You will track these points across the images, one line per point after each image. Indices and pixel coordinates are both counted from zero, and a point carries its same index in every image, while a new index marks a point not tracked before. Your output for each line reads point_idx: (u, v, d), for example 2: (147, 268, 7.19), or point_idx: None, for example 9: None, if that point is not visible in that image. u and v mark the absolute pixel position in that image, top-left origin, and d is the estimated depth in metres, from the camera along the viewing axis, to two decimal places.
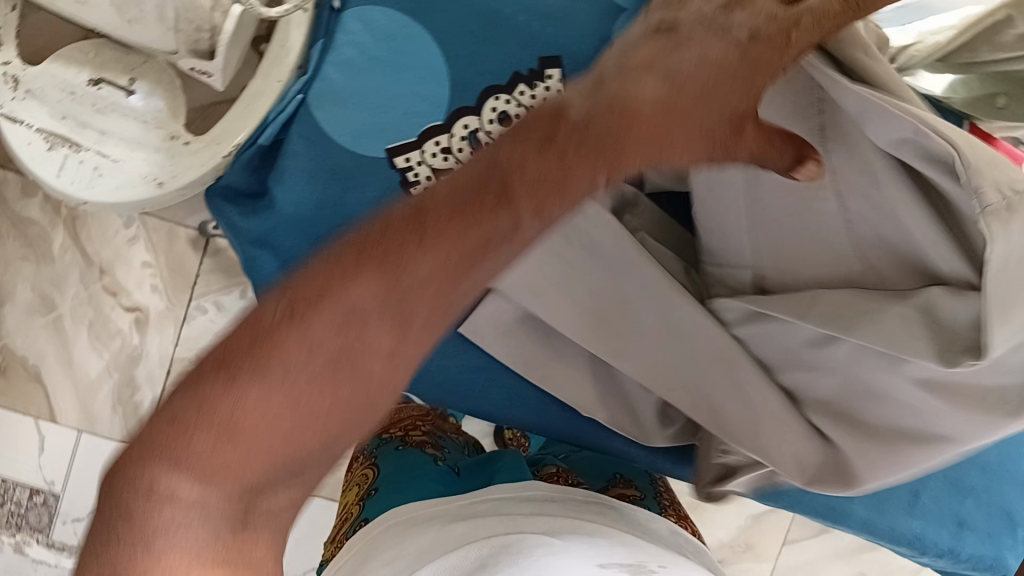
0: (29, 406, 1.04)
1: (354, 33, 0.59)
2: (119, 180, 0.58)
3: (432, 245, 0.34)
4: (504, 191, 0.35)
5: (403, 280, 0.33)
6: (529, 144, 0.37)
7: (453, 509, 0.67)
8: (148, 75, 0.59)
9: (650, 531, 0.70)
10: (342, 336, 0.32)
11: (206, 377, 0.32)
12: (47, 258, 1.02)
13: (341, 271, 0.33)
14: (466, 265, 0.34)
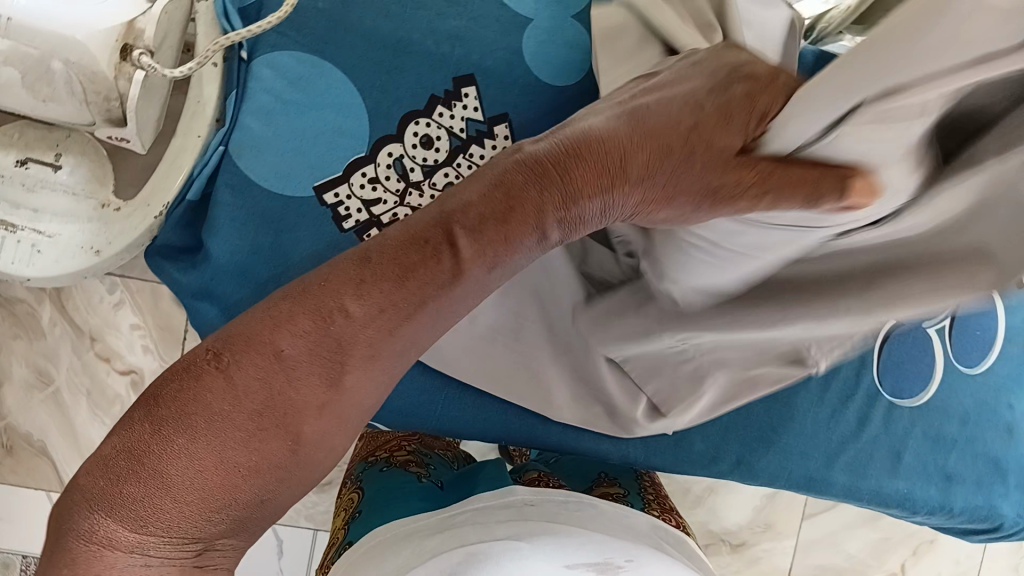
0: (38, 480, 1.10)
1: (266, 79, 0.61)
2: (58, 254, 0.60)
3: (390, 288, 0.35)
4: (500, 215, 0.37)
5: (345, 333, 0.35)
6: (524, 176, 0.37)
7: (431, 519, 0.67)
8: (73, 148, 0.61)
9: (634, 532, 0.70)
10: (309, 360, 0.34)
11: (181, 383, 0.34)
12: (38, 332, 1.07)
13: (314, 302, 0.35)
14: (404, 315, 0.36)
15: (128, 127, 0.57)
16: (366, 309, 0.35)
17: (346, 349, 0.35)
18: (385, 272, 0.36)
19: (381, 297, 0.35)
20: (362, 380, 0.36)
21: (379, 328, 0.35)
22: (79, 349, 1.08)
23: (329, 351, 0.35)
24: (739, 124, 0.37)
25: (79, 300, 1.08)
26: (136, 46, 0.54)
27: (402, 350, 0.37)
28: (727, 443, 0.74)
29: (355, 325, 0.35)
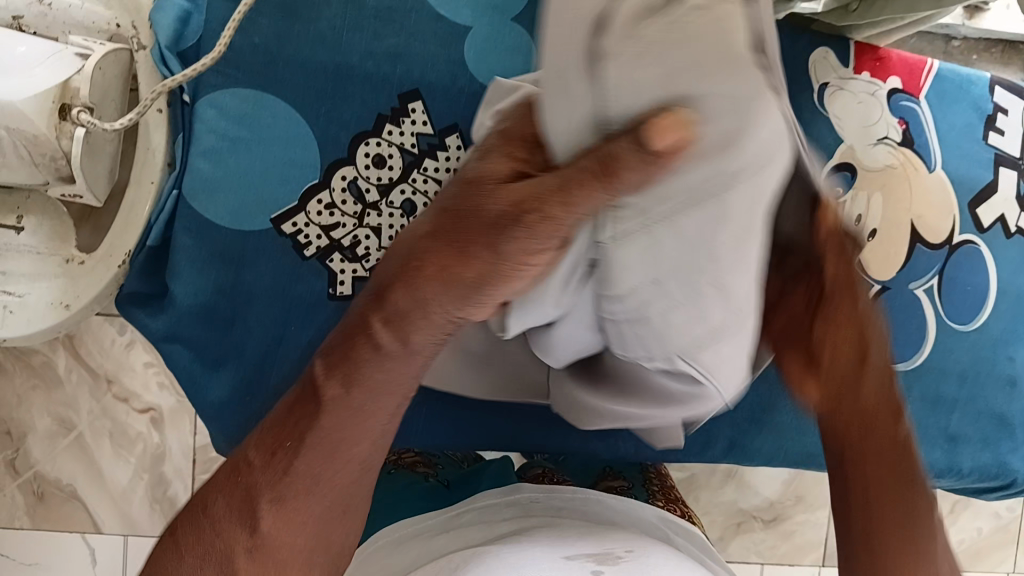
0: (73, 524, 1.13)
1: (210, 120, 0.61)
2: (29, 313, 0.61)
3: (285, 448, 0.44)
4: (344, 359, 0.43)
5: (253, 477, 0.45)
6: (355, 324, 0.44)
7: (436, 519, 0.69)
8: (34, 207, 0.62)
9: (641, 528, 0.71)
10: (231, 506, 0.44)
11: (160, 544, 0.45)
12: (55, 382, 1.10)
13: (239, 467, 0.45)
14: (290, 455, 0.44)
15: (80, 183, 0.58)
16: (260, 455, 0.45)
17: (274, 486, 0.44)
18: (268, 442, 0.44)
19: (273, 447, 0.44)
20: (272, 507, 0.44)
21: (277, 469, 0.44)
22: (97, 393, 1.11)
23: (245, 499, 0.44)
24: (500, 155, 0.39)
25: (91, 345, 1.10)
26: (74, 104, 0.55)
27: (305, 485, 0.44)
28: (718, 428, 0.71)
29: (259, 469, 0.44)
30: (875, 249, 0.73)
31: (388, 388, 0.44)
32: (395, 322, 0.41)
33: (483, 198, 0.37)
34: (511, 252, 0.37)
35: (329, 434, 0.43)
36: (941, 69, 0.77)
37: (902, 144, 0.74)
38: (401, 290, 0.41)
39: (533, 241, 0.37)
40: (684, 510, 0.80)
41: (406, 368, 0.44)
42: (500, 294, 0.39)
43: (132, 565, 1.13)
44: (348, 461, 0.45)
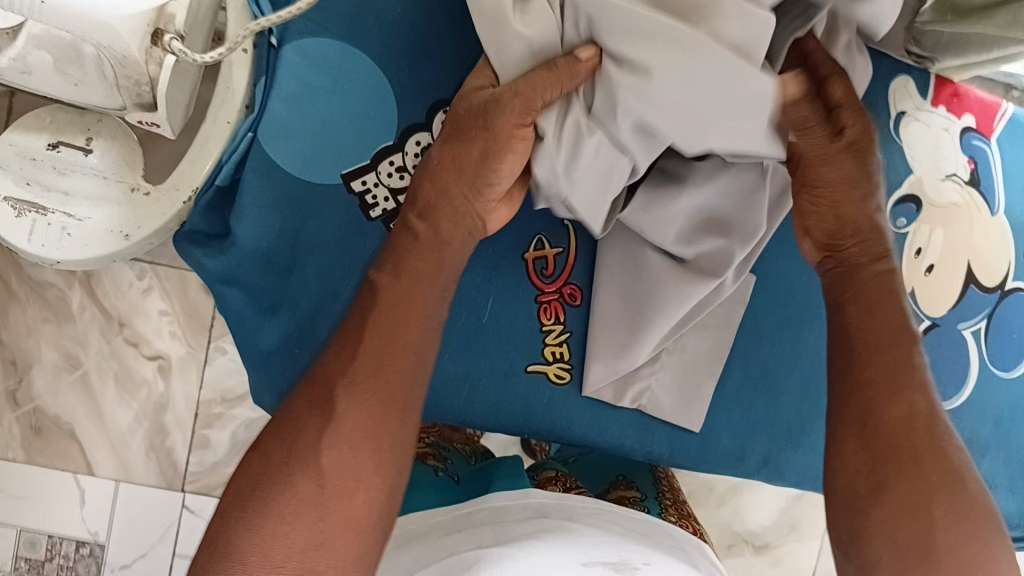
0: (66, 462, 1.11)
1: (293, 65, 0.60)
2: (87, 237, 0.60)
3: (346, 373, 0.47)
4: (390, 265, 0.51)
5: (330, 375, 0.48)
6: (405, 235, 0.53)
7: (449, 522, 0.69)
8: (104, 130, 0.61)
9: (650, 535, 0.69)
10: (283, 444, 0.46)
11: (222, 517, 0.44)
12: (68, 317, 1.09)
13: (287, 415, 0.47)
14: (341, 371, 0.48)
15: (158, 112, 0.57)
16: (303, 395, 0.48)
17: (323, 410, 0.46)
18: (306, 388, 0.48)
19: (319, 384, 0.48)
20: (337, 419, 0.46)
21: (321, 393, 0.47)
22: (108, 334, 1.09)
23: (291, 426, 0.47)
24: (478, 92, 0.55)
25: (108, 285, 1.09)
26: (167, 30, 0.54)
27: (371, 371, 0.47)
28: (755, 441, 0.71)
29: (304, 399, 0.48)
30: (929, 284, 0.73)
31: (417, 280, 0.51)
32: (428, 215, 0.53)
33: (488, 114, 0.50)
34: (502, 127, 0.50)
35: (388, 313, 0.49)
36: (1015, 112, 0.76)
37: (968, 183, 0.74)
38: (427, 185, 0.53)
39: (511, 128, 0.50)
40: (697, 527, 0.79)
41: (441, 258, 0.52)
42: (498, 177, 0.52)
43: (121, 512, 1.12)
44: (397, 360, 0.48)
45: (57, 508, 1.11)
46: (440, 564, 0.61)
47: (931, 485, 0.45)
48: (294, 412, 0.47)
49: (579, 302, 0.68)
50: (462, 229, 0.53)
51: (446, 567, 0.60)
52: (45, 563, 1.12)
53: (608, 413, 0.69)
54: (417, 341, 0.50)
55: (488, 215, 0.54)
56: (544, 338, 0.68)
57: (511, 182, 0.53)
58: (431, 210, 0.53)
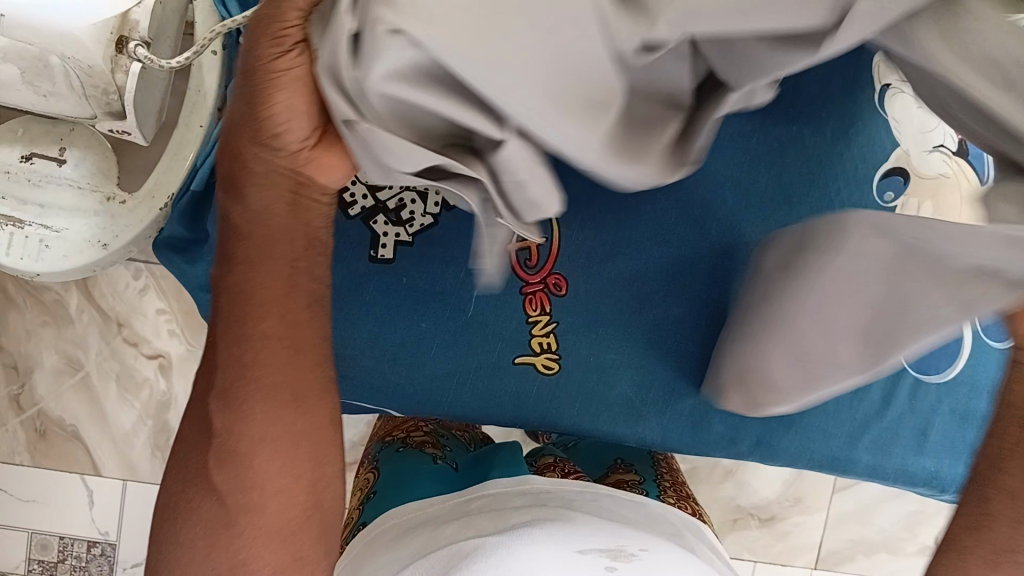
0: (72, 464, 1.12)
1: None
2: (66, 248, 0.61)
3: (227, 361, 0.49)
4: (236, 259, 0.48)
5: (222, 371, 0.49)
6: (243, 242, 0.48)
7: (447, 511, 0.70)
8: (78, 141, 0.60)
9: (648, 522, 0.69)
10: (195, 439, 0.51)
11: (166, 509, 0.51)
12: (67, 320, 1.09)
13: (189, 420, 0.52)
14: (216, 370, 0.50)
15: (129, 120, 0.57)
16: (196, 402, 0.51)
17: (222, 402, 0.49)
18: (202, 392, 0.51)
19: (207, 376, 0.51)
20: (221, 395, 0.49)
21: (209, 393, 0.50)
22: (107, 335, 1.10)
23: (203, 422, 0.50)
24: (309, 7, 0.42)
25: (104, 287, 1.09)
26: (132, 38, 0.53)
27: (240, 367, 0.48)
28: (748, 423, 0.71)
29: (197, 397, 0.51)
30: None
31: (262, 257, 0.47)
32: (236, 186, 0.46)
33: (247, 49, 0.41)
34: (263, 65, 0.40)
35: (246, 299, 0.48)
36: None
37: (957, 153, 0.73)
38: (227, 150, 0.46)
39: (271, 47, 0.39)
40: (695, 508, 0.79)
41: (260, 230, 0.47)
42: (282, 116, 0.42)
43: (129, 511, 1.13)
44: (264, 347, 0.48)
45: (66, 509, 1.13)
46: (438, 554, 0.61)
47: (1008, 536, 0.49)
48: (192, 427, 0.51)
49: (562, 292, 0.67)
50: (282, 185, 0.46)
51: (443, 556, 0.61)
52: (57, 563, 1.13)
53: (598, 403, 0.69)
54: (305, 300, 0.49)
55: (304, 166, 0.45)
56: (530, 329, 0.67)
57: (307, 123, 0.43)
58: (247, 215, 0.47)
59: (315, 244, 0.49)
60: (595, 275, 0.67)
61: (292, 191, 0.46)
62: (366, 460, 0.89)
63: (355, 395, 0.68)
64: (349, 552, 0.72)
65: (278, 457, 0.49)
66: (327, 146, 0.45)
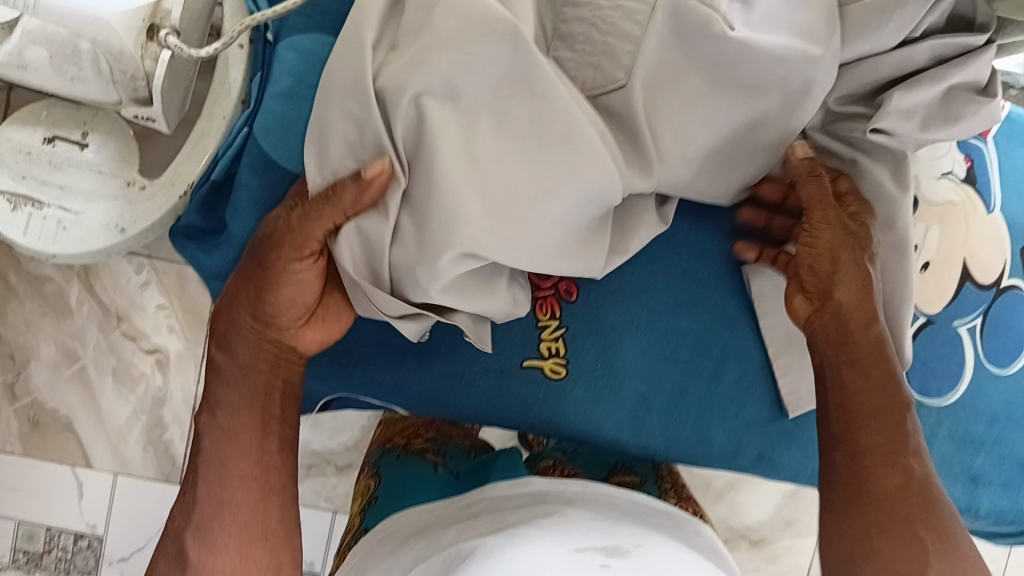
0: (64, 456, 1.12)
1: (290, 61, 0.59)
2: (83, 232, 0.61)
3: (200, 459, 0.58)
4: (218, 376, 0.60)
5: (191, 476, 0.59)
6: (232, 367, 0.60)
7: (449, 516, 0.70)
8: (100, 125, 0.61)
9: (652, 520, 0.69)
10: (170, 532, 0.58)
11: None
12: (66, 311, 1.09)
13: (173, 509, 0.59)
14: (195, 467, 0.58)
15: (154, 107, 0.57)
16: (180, 496, 0.59)
17: (191, 503, 0.57)
18: (182, 484, 0.59)
19: (187, 488, 0.58)
20: (201, 505, 0.57)
21: (185, 490, 0.59)
22: (105, 328, 1.09)
23: (174, 516, 0.59)
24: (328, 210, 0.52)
25: (106, 280, 1.09)
26: (163, 25, 0.53)
27: (216, 469, 0.58)
28: (750, 437, 0.71)
29: (180, 506, 0.58)
30: (926, 282, 0.73)
31: (246, 405, 0.59)
32: (231, 342, 0.60)
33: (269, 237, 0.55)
34: (280, 259, 0.55)
35: (227, 416, 0.59)
36: (1012, 112, 0.77)
37: (964, 180, 0.74)
38: (225, 315, 0.60)
39: (292, 255, 0.54)
40: (695, 510, 0.79)
41: (243, 383, 0.59)
42: (286, 290, 0.56)
43: (119, 506, 1.12)
44: (241, 455, 0.58)
45: (55, 501, 1.12)
46: (436, 556, 0.62)
47: (920, 532, 0.51)
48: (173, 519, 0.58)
49: (573, 298, 0.68)
50: (265, 353, 0.59)
51: (440, 557, 0.61)
52: (43, 555, 1.13)
53: (602, 412, 0.69)
54: (277, 445, 0.59)
55: (298, 339, 0.60)
56: (540, 333, 0.68)
57: (302, 306, 0.58)
58: (229, 347, 0.60)
59: (288, 396, 0.61)
60: (607, 283, 0.68)
61: (281, 348, 0.60)
62: (366, 469, 0.89)
63: (363, 391, 0.68)
64: (353, 559, 0.72)
65: (246, 549, 0.56)
66: (315, 321, 0.60)
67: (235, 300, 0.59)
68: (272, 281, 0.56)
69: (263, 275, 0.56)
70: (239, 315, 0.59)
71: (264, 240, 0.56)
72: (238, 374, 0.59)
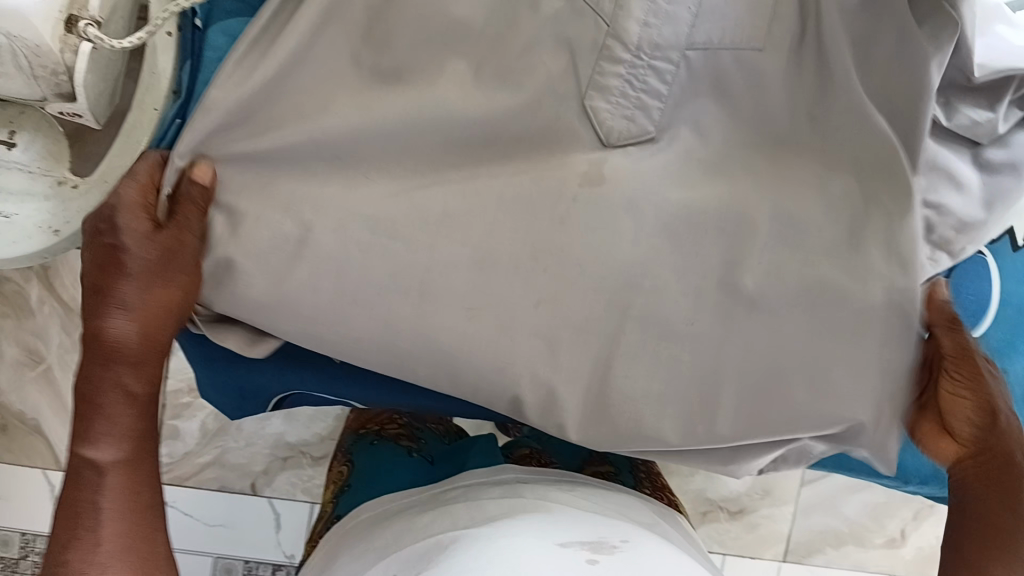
0: (35, 459, 1.13)
1: (219, 48, 0.57)
2: (15, 233, 0.61)
3: (105, 491, 0.54)
4: (124, 399, 0.55)
5: (85, 508, 0.54)
6: (139, 384, 0.55)
7: (422, 504, 0.69)
8: (29, 124, 0.58)
9: (631, 514, 0.68)
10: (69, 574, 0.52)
11: None
12: (27, 312, 1.09)
13: (63, 551, 0.53)
14: (93, 501, 0.54)
15: (79, 102, 0.55)
16: (78, 528, 0.53)
17: (94, 540, 0.53)
18: (78, 518, 0.54)
19: (87, 529, 0.53)
20: (102, 549, 0.53)
21: (81, 525, 0.53)
22: (69, 327, 1.10)
23: (72, 552, 0.53)
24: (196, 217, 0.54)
25: (66, 278, 1.08)
26: (82, 17, 0.52)
27: (121, 502, 0.54)
28: None
29: (75, 551, 0.53)
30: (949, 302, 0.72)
31: (146, 433, 0.57)
32: (141, 359, 0.55)
33: (173, 245, 0.53)
34: (189, 261, 0.54)
35: (135, 442, 0.56)
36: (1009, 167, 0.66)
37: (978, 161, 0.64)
38: (128, 329, 0.54)
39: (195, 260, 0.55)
40: (669, 498, 0.81)
41: (145, 411, 0.57)
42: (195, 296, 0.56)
43: None
44: (145, 488, 0.56)
45: (27, 504, 1.14)
46: (416, 546, 0.60)
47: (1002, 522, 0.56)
48: (71, 559, 0.53)
49: None
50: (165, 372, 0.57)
51: (420, 550, 0.59)
52: (19, 560, 1.14)
53: None
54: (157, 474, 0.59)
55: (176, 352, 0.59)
56: None
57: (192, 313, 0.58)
58: (133, 365, 0.55)
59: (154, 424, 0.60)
60: None
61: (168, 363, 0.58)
62: (336, 459, 0.89)
63: (317, 388, 0.67)
64: (319, 552, 0.71)
65: None
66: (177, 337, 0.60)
67: (146, 309, 0.54)
68: (188, 287, 0.55)
69: (189, 280, 0.55)
70: (143, 327, 0.54)
71: (167, 245, 0.53)
72: (138, 394, 0.56)
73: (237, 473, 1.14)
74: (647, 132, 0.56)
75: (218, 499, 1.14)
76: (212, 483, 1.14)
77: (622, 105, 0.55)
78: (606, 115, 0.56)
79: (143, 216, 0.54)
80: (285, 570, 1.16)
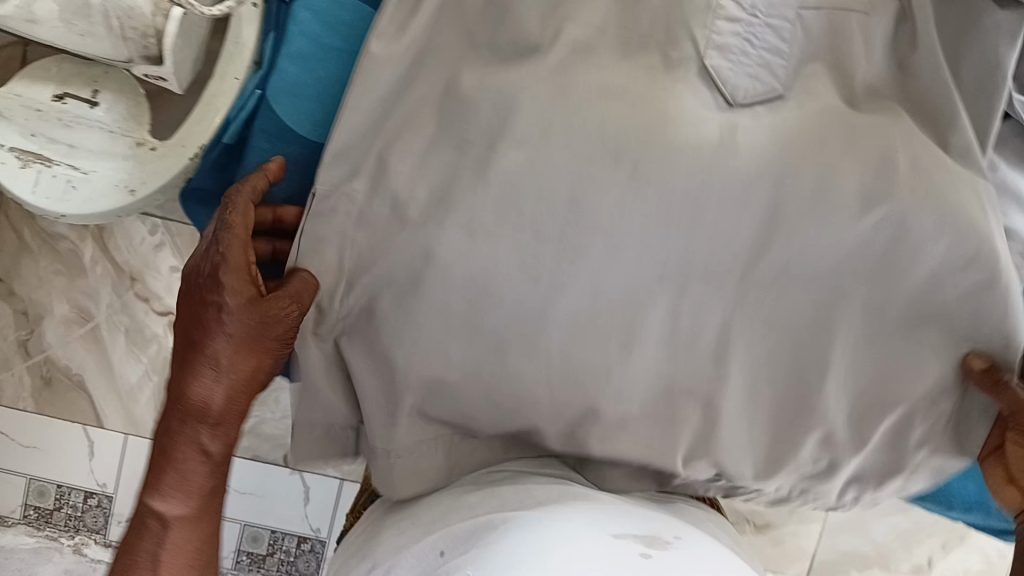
0: (75, 414, 1.15)
1: (304, 24, 0.62)
2: (90, 192, 0.65)
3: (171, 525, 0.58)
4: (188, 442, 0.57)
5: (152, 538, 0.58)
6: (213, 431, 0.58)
7: (468, 481, 0.69)
8: (110, 84, 0.66)
9: (678, 515, 0.69)
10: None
11: None
12: (79, 270, 1.11)
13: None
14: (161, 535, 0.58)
15: (165, 66, 0.56)
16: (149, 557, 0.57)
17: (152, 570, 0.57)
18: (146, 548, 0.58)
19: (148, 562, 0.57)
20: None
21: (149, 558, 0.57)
22: (119, 287, 1.12)
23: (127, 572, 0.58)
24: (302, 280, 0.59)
25: (119, 240, 1.11)
26: None
27: (185, 539, 0.58)
28: None
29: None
30: None
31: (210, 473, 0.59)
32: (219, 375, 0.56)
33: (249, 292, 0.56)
34: (272, 305, 0.56)
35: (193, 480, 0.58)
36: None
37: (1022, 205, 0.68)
38: (205, 363, 0.56)
39: (285, 307, 0.57)
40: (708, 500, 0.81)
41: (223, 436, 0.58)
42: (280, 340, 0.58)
43: (129, 465, 1.17)
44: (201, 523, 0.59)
45: (64, 458, 1.17)
46: (463, 521, 0.60)
47: None
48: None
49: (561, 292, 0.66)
50: (237, 416, 0.59)
51: (466, 526, 0.60)
52: (53, 511, 1.18)
53: None
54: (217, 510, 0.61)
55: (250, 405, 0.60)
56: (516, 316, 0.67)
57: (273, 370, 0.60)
58: (205, 408, 0.57)
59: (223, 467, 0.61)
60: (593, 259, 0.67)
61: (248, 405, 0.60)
62: None
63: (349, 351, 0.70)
64: (360, 528, 0.72)
65: None
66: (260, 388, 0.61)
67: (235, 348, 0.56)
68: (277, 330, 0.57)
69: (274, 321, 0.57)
70: (223, 369, 0.56)
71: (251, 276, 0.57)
72: (207, 436, 0.57)
73: (271, 445, 1.15)
74: (775, 89, 0.63)
75: (251, 468, 1.15)
76: (246, 452, 1.15)
77: (745, 64, 0.62)
78: (731, 75, 0.62)
79: (243, 268, 0.57)
80: (310, 542, 1.17)
